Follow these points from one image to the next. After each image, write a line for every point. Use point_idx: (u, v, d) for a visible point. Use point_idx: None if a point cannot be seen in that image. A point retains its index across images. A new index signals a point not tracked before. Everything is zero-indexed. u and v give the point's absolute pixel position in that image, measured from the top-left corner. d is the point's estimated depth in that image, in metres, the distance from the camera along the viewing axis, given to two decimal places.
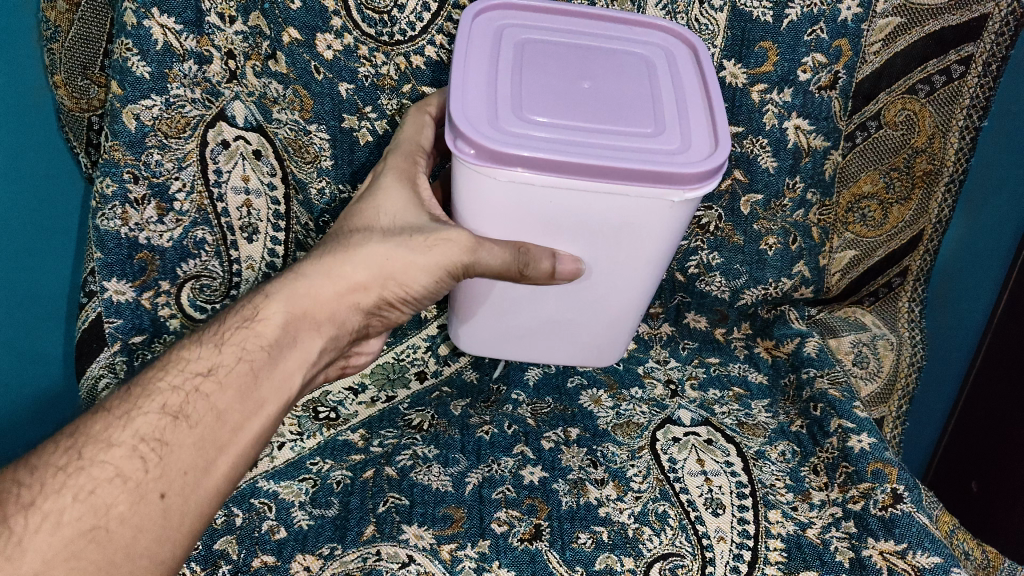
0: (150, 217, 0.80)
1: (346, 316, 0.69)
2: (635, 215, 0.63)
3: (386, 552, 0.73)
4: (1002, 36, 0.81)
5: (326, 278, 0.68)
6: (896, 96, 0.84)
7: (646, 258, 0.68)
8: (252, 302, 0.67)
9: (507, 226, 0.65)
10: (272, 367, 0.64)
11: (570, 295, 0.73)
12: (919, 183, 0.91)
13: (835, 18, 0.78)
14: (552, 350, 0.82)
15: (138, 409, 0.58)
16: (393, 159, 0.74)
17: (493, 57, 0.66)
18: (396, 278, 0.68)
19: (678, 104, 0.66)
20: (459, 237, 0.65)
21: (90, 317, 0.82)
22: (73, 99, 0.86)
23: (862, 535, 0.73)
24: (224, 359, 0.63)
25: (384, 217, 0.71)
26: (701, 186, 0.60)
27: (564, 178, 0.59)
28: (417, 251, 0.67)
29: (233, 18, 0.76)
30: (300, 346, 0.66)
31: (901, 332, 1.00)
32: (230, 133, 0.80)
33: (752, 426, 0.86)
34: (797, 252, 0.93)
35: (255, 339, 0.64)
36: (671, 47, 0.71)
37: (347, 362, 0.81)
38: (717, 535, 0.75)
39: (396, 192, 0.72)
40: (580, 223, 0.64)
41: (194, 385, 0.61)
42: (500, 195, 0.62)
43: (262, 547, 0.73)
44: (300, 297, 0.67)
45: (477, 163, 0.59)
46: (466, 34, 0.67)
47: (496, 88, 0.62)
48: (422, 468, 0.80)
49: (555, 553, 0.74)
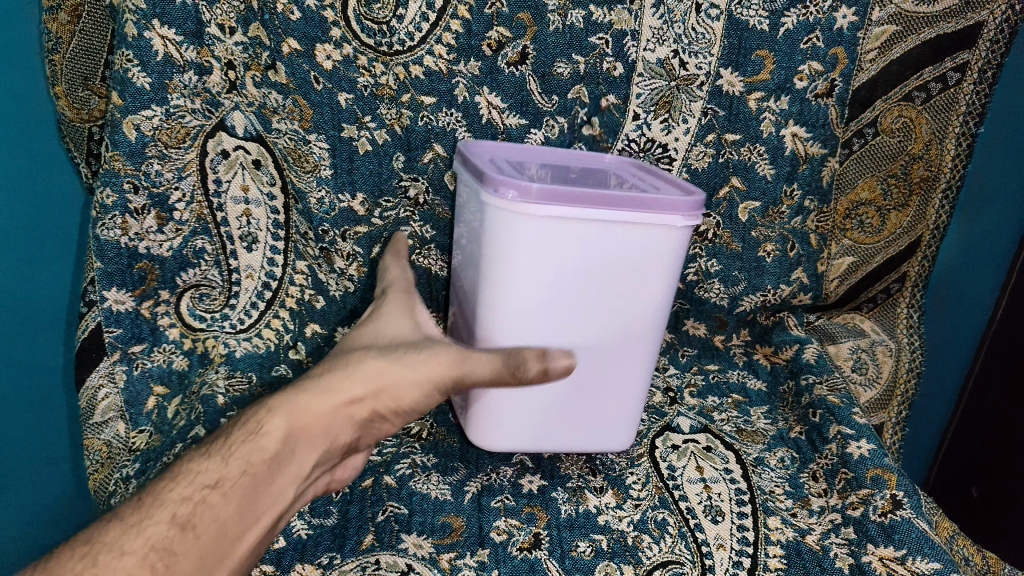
0: (150, 227, 0.79)
1: (341, 430, 0.62)
2: (648, 254, 0.67)
3: (385, 561, 0.71)
4: (997, 44, 0.83)
5: (319, 390, 0.62)
6: (892, 104, 0.85)
7: (658, 293, 0.70)
8: (255, 414, 0.62)
9: (536, 265, 0.65)
10: (271, 482, 0.59)
11: (581, 352, 0.72)
12: (916, 190, 0.91)
13: (831, 26, 0.80)
14: (551, 410, 0.76)
15: (149, 518, 0.54)
16: (392, 295, 0.74)
17: (484, 162, 0.73)
18: (392, 390, 0.62)
19: (644, 182, 0.75)
20: (447, 353, 0.62)
21: (90, 327, 0.80)
22: (74, 110, 0.85)
23: (862, 541, 0.72)
24: (230, 472, 0.58)
25: (382, 338, 0.68)
26: (693, 208, 0.67)
27: (585, 210, 0.63)
28: (412, 364, 0.62)
29: (233, 29, 0.76)
30: (298, 460, 0.60)
31: (900, 338, 0.99)
32: (230, 143, 0.81)
33: (751, 432, 0.86)
34: (795, 259, 0.94)
35: (259, 453, 0.59)
36: (619, 167, 0.82)
37: (333, 476, 0.68)
38: (716, 542, 0.74)
39: (397, 318, 0.70)
40: (602, 267, 0.67)
41: (202, 497, 0.56)
42: (532, 234, 0.63)
43: (262, 558, 0.71)
44: (299, 410, 0.61)
45: (519, 202, 0.62)
46: (461, 151, 0.74)
47: (503, 172, 0.69)
48: (422, 477, 0.81)
49: (555, 562, 0.72)
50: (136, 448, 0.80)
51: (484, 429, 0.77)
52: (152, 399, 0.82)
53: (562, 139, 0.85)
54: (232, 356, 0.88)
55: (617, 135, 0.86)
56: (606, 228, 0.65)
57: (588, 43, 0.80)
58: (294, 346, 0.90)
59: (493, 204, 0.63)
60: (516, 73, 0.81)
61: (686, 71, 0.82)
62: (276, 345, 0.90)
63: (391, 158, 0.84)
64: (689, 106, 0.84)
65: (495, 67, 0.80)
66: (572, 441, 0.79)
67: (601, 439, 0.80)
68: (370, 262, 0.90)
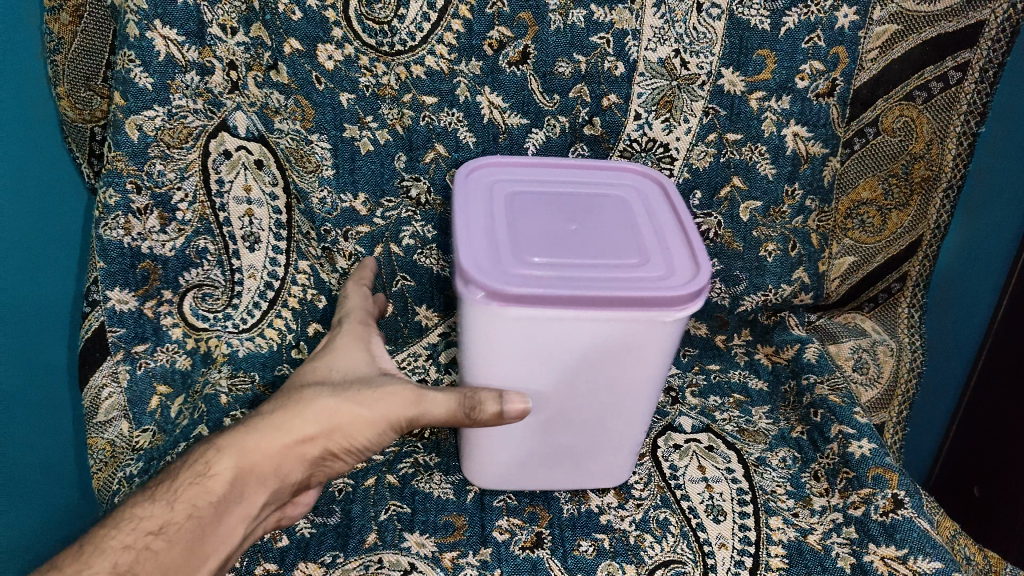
0: (153, 227, 0.80)
1: (290, 469, 0.68)
2: (633, 344, 0.66)
3: (387, 560, 0.72)
4: (999, 43, 0.82)
5: (271, 429, 0.67)
6: (893, 103, 0.85)
7: (647, 373, 0.69)
8: (203, 455, 0.67)
9: (511, 361, 0.66)
10: (217, 523, 0.65)
11: (570, 415, 0.72)
12: (917, 189, 0.91)
13: (833, 26, 0.79)
14: (539, 456, 0.76)
15: (89, 567, 0.60)
16: (348, 326, 0.75)
17: (485, 209, 0.72)
18: (344, 430, 0.66)
19: (656, 237, 0.72)
20: (401, 390, 0.65)
21: (93, 326, 0.79)
22: (76, 111, 0.86)
23: (863, 541, 0.72)
24: (175, 516, 0.64)
25: (336, 373, 0.70)
26: (687, 303, 0.65)
27: (564, 312, 0.63)
28: (362, 404, 0.65)
29: (235, 29, 0.76)
30: (246, 499, 0.66)
31: (901, 337, 0.99)
32: (232, 143, 0.81)
33: (753, 432, 0.86)
34: (797, 258, 0.94)
35: (205, 496, 0.65)
36: (642, 184, 0.80)
37: (282, 512, 0.72)
38: (718, 542, 0.74)
39: (350, 351, 0.72)
40: (584, 350, 0.66)
41: (144, 544, 0.62)
42: (506, 333, 0.64)
43: (264, 555, 0.72)
44: (247, 451, 0.67)
45: (486, 301, 0.62)
46: (461, 189, 0.74)
47: (496, 237, 0.68)
48: (424, 476, 0.81)
49: (557, 561, 0.73)
50: (140, 446, 0.81)
51: (477, 465, 0.78)
52: (155, 398, 0.82)
53: (563, 138, 0.86)
54: (235, 356, 0.89)
55: (618, 135, 0.86)
56: (585, 326, 0.64)
57: (589, 42, 0.80)
58: (297, 345, 0.91)
59: (469, 303, 0.64)
60: (518, 72, 0.81)
61: (688, 71, 0.82)
62: (278, 344, 0.91)
63: (393, 157, 0.85)
64: (690, 105, 0.84)
65: (496, 67, 0.80)
66: (558, 484, 0.79)
67: (587, 479, 0.79)
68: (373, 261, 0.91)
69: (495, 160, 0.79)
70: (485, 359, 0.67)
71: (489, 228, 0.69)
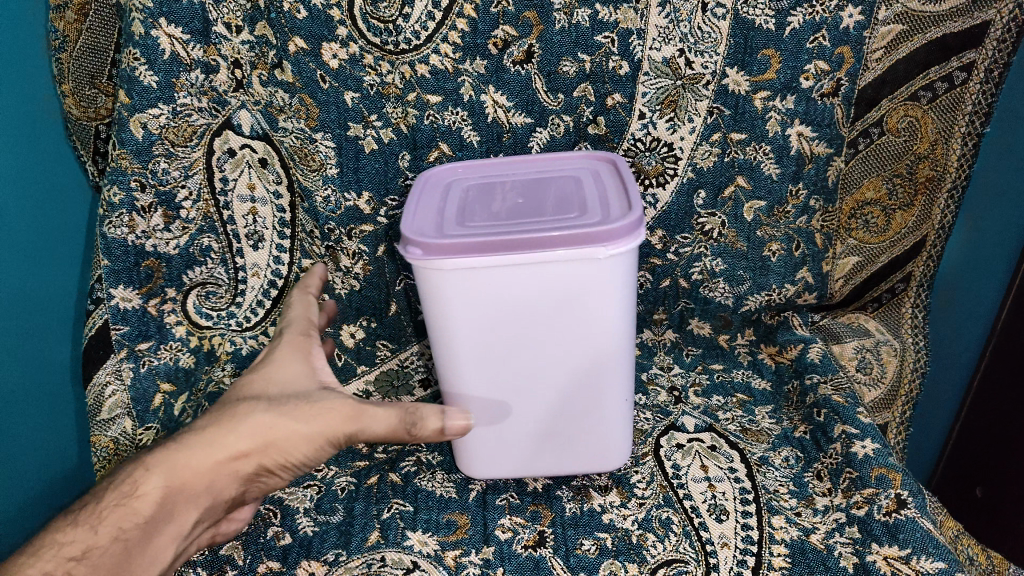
0: (156, 225, 0.80)
1: (224, 486, 0.64)
2: (583, 286, 0.66)
3: (390, 558, 0.72)
4: (1004, 44, 0.82)
5: (204, 445, 0.63)
6: (898, 103, 0.85)
7: (610, 317, 0.69)
8: (131, 474, 0.63)
9: (470, 321, 0.68)
10: (146, 544, 0.61)
11: (542, 378, 0.73)
12: (921, 190, 0.91)
13: (837, 26, 0.79)
14: (531, 433, 0.77)
15: None
16: (288, 335, 0.69)
17: (439, 196, 0.76)
18: (278, 445, 0.62)
19: (602, 194, 0.73)
20: (340, 407, 0.62)
21: (97, 324, 0.80)
22: (81, 108, 0.86)
23: (866, 541, 0.72)
24: (99, 540, 0.60)
25: (272, 386, 0.65)
26: (625, 237, 0.65)
27: (503, 259, 0.64)
28: (301, 421, 0.62)
29: (240, 27, 0.76)
30: (175, 520, 0.63)
31: (904, 338, 0.99)
32: (236, 142, 0.81)
33: (755, 432, 0.86)
34: (800, 258, 0.94)
35: (131, 518, 0.61)
36: (596, 166, 0.80)
37: (217, 528, 0.70)
38: (720, 541, 0.74)
39: (288, 362, 0.67)
40: (538, 303, 0.67)
41: (65, 570, 0.58)
42: (454, 289, 0.66)
43: (268, 553, 0.72)
44: (178, 469, 0.63)
45: (427, 260, 0.65)
46: (418, 185, 0.77)
47: (443, 213, 0.72)
48: (426, 474, 0.82)
49: (560, 560, 0.73)
50: (144, 445, 0.80)
51: (471, 454, 0.79)
52: (158, 396, 0.81)
53: (568, 138, 0.86)
54: (238, 354, 0.88)
55: (622, 135, 0.86)
56: (530, 274, 0.65)
57: (594, 41, 0.80)
58: None
59: (413, 266, 0.66)
60: (522, 72, 0.81)
61: (692, 71, 0.82)
62: None
63: (397, 156, 0.85)
64: (694, 105, 0.84)
65: (500, 66, 0.80)
66: (561, 461, 0.80)
67: (591, 457, 0.80)
68: (377, 260, 0.90)
69: (461, 163, 0.81)
70: (446, 325, 0.69)
71: (438, 209, 0.73)
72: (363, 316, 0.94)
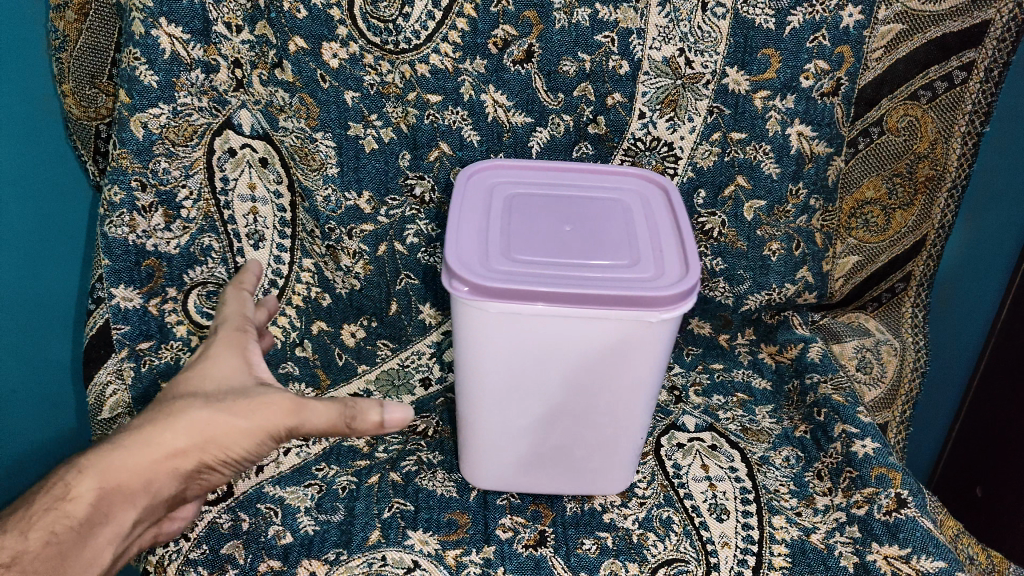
0: (157, 225, 0.80)
1: (164, 483, 0.61)
2: (623, 342, 0.66)
3: (391, 557, 0.72)
4: (1003, 43, 0.82)
5: (139, 443, 0.60)
6: (898, 103, 0.85)
7: (642, 377, 0.69)
8: (61, 477, 0.60)
9: (503, 356, 0.68)
10: (82, 546, 0.58)
11: (563, 416, 0.73)
12: (921, 189, 0.91)
13: (837, 25, 0.79)
14: (535, 460, 0.77)
15: None
16: (222, 332, 0.66)
17: (481, 211, 0.75)
18: (216, 441, 0.60)
19: (651, 242, 0.73)
20: (279, 399, 0.59)
21: (98, 323, 0.81)
22: (80, 108, 0.85)
23: (866, 540, 0.72)
24: (29, 546, 0.56)
25: (209, 382, 0.62)
26: (675, 305, 0.65)
27: (550, 308, 0.64)
28: (240, 415, 0.59)
29: (240, 27, 0.76)
30: (114, 520, 0.60)
31: (904, 337, 0.99)
32: (237, 141, 0.81)
33: (756, 431, 0.86)
34: (800, 258, 0.94)
35: (64, 521, 0.58)
36: (647, 189, 0.81)
37: (160, 527, 0.67)
38: (721, 540, 0.74)
39: (223, 357, 0.64)
40: (575, 349, 0.67)
41: None
42: (493, 328, 0.66)
43: (269, 552, 0.72)
44: (114, 470, 0.60)
45: (473, 298, 0.64)
46: (460, 192, 0.77)
47: (487, 237, 0.71)
48: (427, 474, 0.82)
49: (560, 560, 0.73)
50: None
51: (476, 468, 0.79)
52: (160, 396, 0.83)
53: (567, 137, 0.86)
54: None
55: (622, 134, 0.86)
56: (573, 323, 0.65)
57: (594, 41, 0.80)
58: (300, 344, 0.91)
59: (456, 298, 0.65)
60: (522, 71, 0.81)
61: (692, 70, 0.82)
62: (282, 342, 0.90)
63: (397, 156, 0.85)
64: (694, 104, 0.84)
65: (500, 65, 0.80)
66: (558, 487, 0.79)
67: (591, 488, 0.79)
68: (377, 260, 0.90)
69: (494, 163, 0.82)
70: (477, 356, 0.68)
71: (483, 230, 0.72)
72: (364, 316, 0.93)
